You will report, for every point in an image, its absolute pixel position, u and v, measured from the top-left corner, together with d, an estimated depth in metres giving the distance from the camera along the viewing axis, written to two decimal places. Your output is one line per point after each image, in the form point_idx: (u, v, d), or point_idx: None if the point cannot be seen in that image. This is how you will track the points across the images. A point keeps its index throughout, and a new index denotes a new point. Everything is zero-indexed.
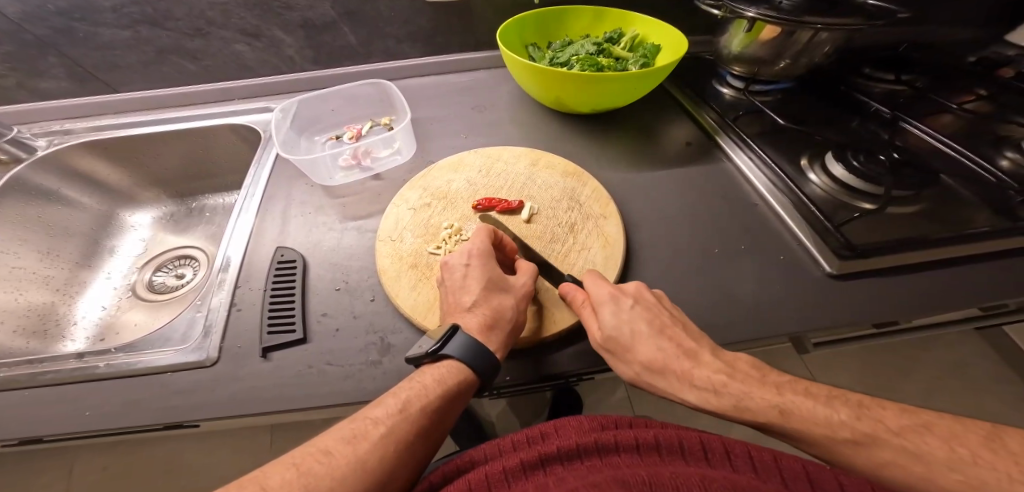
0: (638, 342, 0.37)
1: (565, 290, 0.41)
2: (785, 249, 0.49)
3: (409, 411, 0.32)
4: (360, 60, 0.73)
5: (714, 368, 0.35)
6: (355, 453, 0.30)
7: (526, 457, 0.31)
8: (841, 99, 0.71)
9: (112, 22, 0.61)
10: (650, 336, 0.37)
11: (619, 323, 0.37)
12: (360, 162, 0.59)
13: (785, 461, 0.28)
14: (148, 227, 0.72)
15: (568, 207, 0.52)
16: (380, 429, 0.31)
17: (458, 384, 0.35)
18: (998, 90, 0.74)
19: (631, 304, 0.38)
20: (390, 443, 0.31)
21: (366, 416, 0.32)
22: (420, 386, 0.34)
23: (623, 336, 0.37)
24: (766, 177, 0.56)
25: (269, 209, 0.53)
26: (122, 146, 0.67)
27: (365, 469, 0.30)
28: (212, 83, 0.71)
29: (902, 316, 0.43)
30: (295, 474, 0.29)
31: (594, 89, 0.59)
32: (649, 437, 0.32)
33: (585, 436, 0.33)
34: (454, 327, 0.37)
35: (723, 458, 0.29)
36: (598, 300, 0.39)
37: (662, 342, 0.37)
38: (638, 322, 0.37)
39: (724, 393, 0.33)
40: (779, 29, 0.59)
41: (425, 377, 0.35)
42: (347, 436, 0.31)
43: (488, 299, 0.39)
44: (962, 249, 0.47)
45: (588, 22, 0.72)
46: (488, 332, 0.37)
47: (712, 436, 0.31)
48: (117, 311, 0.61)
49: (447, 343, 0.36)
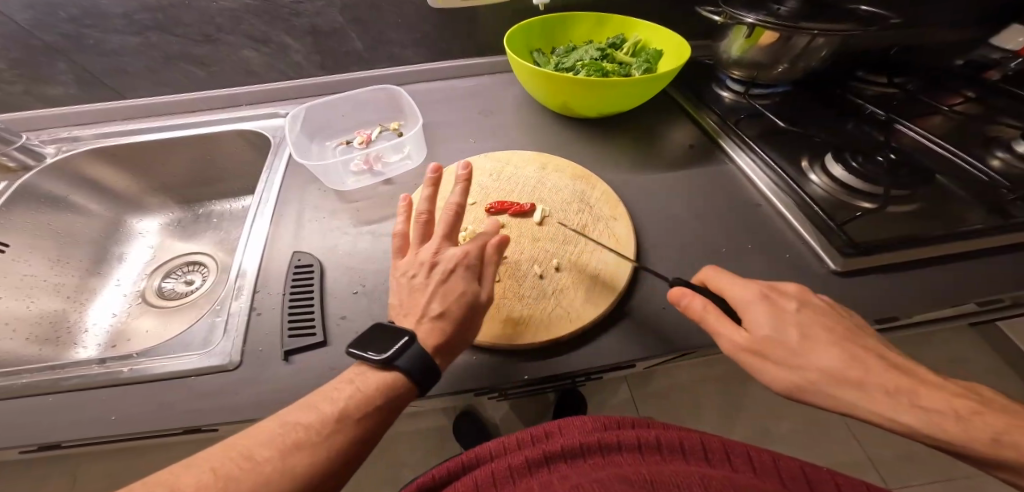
0: (813, 347, 0.34)
1: (678, 296, 0.37)
2: (789, 247, 0.51)
3: (345, 421, 0.31)
4: (367, 66, 0.74)
5: (933, 390, 0.31)
6: (283, 459, 0.28)
7: (531, 455, 0.33)
8: (837, 101, 0.73)
9: (121, 28, 0.61)
10: (827, 342, 0.34)
11: (783, 327, 0.34)
12: (371, 167, 0.60)
13: (784, 462, 0.29)
14: (156, 233, 0.72)
15: (579, 209, 0.53)
16: (313, 437, 0.30)
17: (398, 399, 0.34)
18: (984, 92, 0.77)
19: (795, 307, 0.36)
20: (323, 448, 0.30)
21: (295, 422, 0.30)
22: (360, 392, 0.33)
23: (790, 342, 0.34)
24: (769, 177, 0.58)
25: (283, 215, 0.54)
26: (131, 152, 0.67)
27: (289, 476, 0.28)
28: (220, 89, 0.71)
29: (903, 311, 0.45)
30: (211, 476, 0.27)
31: (601, 93, 0.60)
32: (651, 437, 0.33)
33: (588, 435, 0.34)
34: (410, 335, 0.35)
35: (723, 458, 0.30)
36: (747, 302, 0.36)
37: (844, 351, 0.33)
38: (810, 326, 0.35)
39: (964, 421, 0.29)
40: (777, 34, 0.61)
41: (367, 385, 0.33)
42: (270, 440, 0.29)
43: (451, 301, 0.38)
44: (962, 245, 0.49)
45: (591, 28, 0.74)
46: (440, 347, 0.36)
47: (713, 436, 0.32)
48: (128, 318, 0.61)
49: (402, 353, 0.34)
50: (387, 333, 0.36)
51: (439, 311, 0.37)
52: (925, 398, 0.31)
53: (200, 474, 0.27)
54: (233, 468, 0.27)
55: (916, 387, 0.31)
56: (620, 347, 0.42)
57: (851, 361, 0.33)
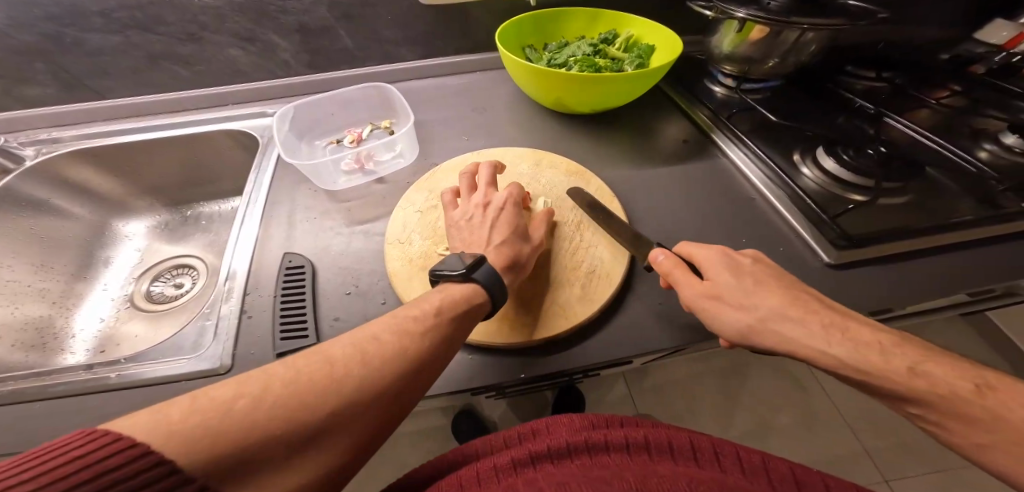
0: (761, 290, 0.35)
1: (655, 256, 0.41)
2: (783, 241, 0.51)
3: (413, 338, 0.32)
4: (357, 64, 0.73)
5: (875, 330, 0.32)
6: (352, 366, 0.28)
7: (517, 455, 0.32)
8: (827, 95, 0.74)
9: (101, 27, 0.59)
10: (778, 288, 0.35)
11: (738, 275, 0.36)
12: (363, 166, 0.59)
13: (772, 462, 0.30)
14: (143, 236, 0.70)
15: (574, 206, 0.53)
16: (385, 349, 0.30)
17: (457, 328, 0.35)
18: (970, 85, 0.78)
19: (749, 262, 0.38)
20: (389, 362, 0.30)
21: (372, 335, 0.31)
22: (417, 314, 0.34)
23: (746, 286, 0.36)
24: (761, 172, 0.58)
25: (273, 215, 0.53)
26: (116, 153, 0.65)
27: (358, 383, 0.28)
28: (206, 89, 0.69)
29: (896, 303, 0.45)
30: (293, 374, 0.27)
31: (594, 89, 0.60)
32: (639, 437, 0.33)
33: (576, 435, 0.34)
34: (481, 256, 0.40)
35: (711, 458, 0.31)
36: (709, 258, 0.39)
37: (795, 297, 0.35)
38: (760, 274, 0.37)
39: (895, 353, 0.30)
40: (767, 29, 0.61)
41: (437, 307, 0.35)
42: (349, 349, 0.30)
43: (511, 235, 0.44)
44: (953, 237, 0.49)
45: (583, 24, 0.73)
46: (506, 266, 0.42)
47: (702, 437, 0.33)
48: (116, 323, 0.60)
49: (476, 269, 0.39)
50: (460, 256, 0.41)
51: (500, 240, 0.43)
52: (865, 333, 0.31)
53: (282, 371, 0.27)
54: (309, 369, 0.27)
55: (860, 326, 0.32)
56: (618, 344, 0.42)
57: (798, 302, 0.34)
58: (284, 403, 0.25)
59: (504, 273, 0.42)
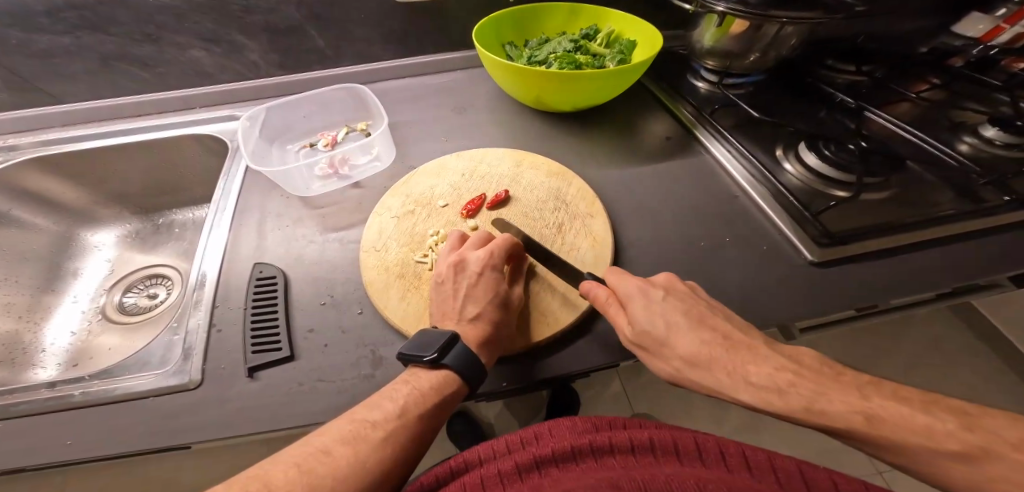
0: (675, 335, 0.36)
1: (587, 289, 0.40)
2: (766, 239, 0.50)
3: (408, 417, 0.32)
4: (331, 64, 0.71)
5: (772, 365, 0.33)
6: (356, 455, 0.29)
7: (520, 459, 0.31)
8: (810, 90, 0.73)
9: (48, 28, 0.56)
10: (689, 328, 0.36)
11: (652, 317, 0.36)
12: (337, 171, 0.57)
13: (779, 461, 0.28)
14: (113, 246, 0.67)
15: (555, 207, 0.52)
16: (380, 433, 0.31)
17: (452, 394, 0.35)
18: (949, 77, 0.79)
19: (662, 296, 0.38)
20: (386, 448, 0.31)
21: (362, 418, 0.31)
22: (417, 392, 0.34)
23: (659, 331, 0.36)
24: (745, 168, 0.57)
25: (243, 223, 0.51)
26: (78, 161, 0.62)
27: (361, 472, 0.29)
28: (172, 92, 0.67)
29: (881, 299, 0.45)
30: (299, 474, 0.28)
31: (573, 87, 0.58)
32: (644, 439, 0.32)
33: (580, 438, 0.33)
34: (453, 335, 0.37)
35: (717, 458, 0.29)
36: (626, 296, 0.38)
37: (704, 334, 0.36)
38: (672, 314, 0.36)
39: (790, 392, 0.31)
40: (748, 23, 0.61)
41: (422, 383, 0.35)
42: (345, 437, 0.30)
43: (487, 306, 0.40)
44: (933, 232, 0.49)
45: (564, 20, 0.72)
46: (482, 344, 0.38)
47: (707, 437, 0.32)
48: (89, 336, 0.57)
49: (447, 352, 0.36)
50: (430, 335, 0.37)
51: (475, 314, 0.39)
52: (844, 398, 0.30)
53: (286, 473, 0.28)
54: (313, 466, 0.28)
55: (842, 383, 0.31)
56: (600, 349, 0.41)
57: (708, 344, 0.35)
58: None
59: (479, 353, 0.38)
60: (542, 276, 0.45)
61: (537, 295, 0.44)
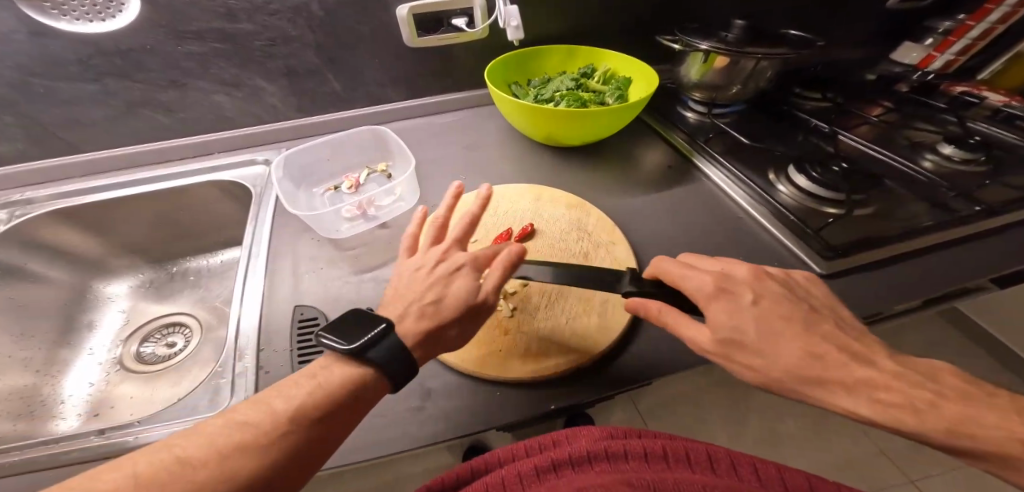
0: (772, 344, 0.35)
1: (633, 307, 0.39)
2: (775, 256, 0.54)
3: (309, 406, 0.29)
4: (345, 106, 0.73)
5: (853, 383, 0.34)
6: (240, 439, 0.26)
7: (539, 462, 0.34)
8: (787, 116, 0.81)
9: (77, 76, 0.57)
10: (786, 336, 0.36)
11: (737, 322, 0.36)
12: (364, 212, 0.58)
13: (788, 474, 0.31)
14: (127, 298, 0.66)
15: (577, 237, 0.55)
16: (277, 423, 0.28)
17: (363, 386, 0.32)
18: (900, 101, 0.88)
19: (750, 300, 0.38)
20: (284, 435, 0.27)
21: (265, 405, 0.29)
22: (325, 381, 0.31)
23: (744, 337, 0.35)
24: (743, 191, 0.62)
25: (278, 267, 0.52)
26: (96, 210, 0.61)
27: (249, 456, 0.26)
28: (191, 136, 0.68)
29: (883, 305, 0.49)
30: (169, 456, 0.25)
31: (584, 122, 0.63)
32: (657, 448, 0.34)
33: (596, 444, 0.35)
34: (379, 311, 0.35)
35: (728, 467, 0.32)
36: (705, 296, 0.38)
37: (802, 344, 0.35)
38: (763, 321, 0.36)
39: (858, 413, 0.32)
40: (729, 59, 0.68)
41: (335, 373, 0.32)
42: (238, 422, 0.28)
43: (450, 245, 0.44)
44: (917, 242, 0.55)
45: (563, 60, 0.77)
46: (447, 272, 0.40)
47: (717, 447, 0.34)
48: (108, 387, 0.56)
49: (367, 336, 0.33)
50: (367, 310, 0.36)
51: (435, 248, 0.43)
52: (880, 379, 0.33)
53: (188, 444, 0.26)
54: (213, 440, 0.26)
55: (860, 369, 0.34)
56: (637, 368, 0.43)
57: (810, 354, 0.34)
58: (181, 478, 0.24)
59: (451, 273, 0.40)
60: (581, 301, 0.47)
61: (569, 323, 0.45)
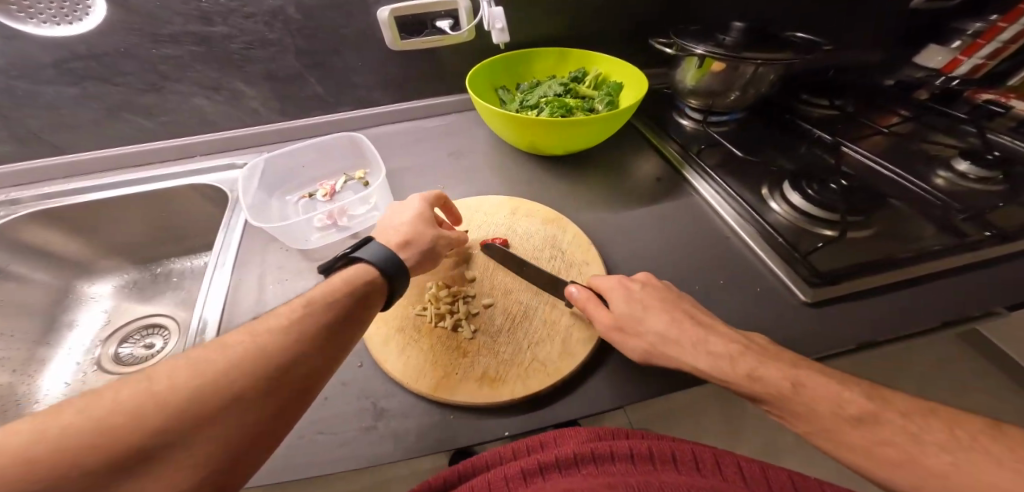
0: (672, 327, 0.39)
1: (569, 292, 0.45)
2: (759, 280, 0.52)
3: (310, 307, 0.34)
4: (328, 110, 0.72)
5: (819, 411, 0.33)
6: (255, 342, 0.30)
7: (525, 465, 0.33)
8: (790, 126, 0.76)
9: (56, 79, 0.57)
10: (676, 321, 0.40)
11: (630, 307, 0.41)
12: (336, 222, 0.57)
13: (772, 473, 0.31)
14: (110, 296, 0.66)
15: (551, 255, 0.53)
16: (283, 323, 0.32)
17: (364, 285, 0.38)
18: (918, 110, 0.83)
19: (639, 286, 0.44)
20: (292, 333, 0.31)
21: (268, 316, 0.33)
22: (323, 286, 0.36)
23: (651, 326, 0.40)
24: (732, 207, 0.59)
25: (244, 276, 0.51)
26: (79, 211, 0.62)
27: (264, 353, 0.29)
28: (173, 138, 0.68)
29: (873, 338, 0.46)
30: (185, 362, 0.28)
31: (566, 131, 0.60)
32: (644, 448, 0.33)
33: (583, 446, 0.34)
34: (367, 237, 0.42)
35: (714, 466, 0.32)
36: (605, 287, 0.44)
37: (711, 335, 0.38)
38: (657, 307, 0.41)
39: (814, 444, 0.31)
40: (726, 64, 0.64)
41: (334, 280, 0.37)
42: (242, 332, 0.31)
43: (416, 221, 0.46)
44: (918, 269, 0.51)
45: (554, 63, 0.75)
46: (404, 247, 0.43)
47: (705, 447, 0.33)
48: (83, 387, 0.57)
49: (361, 248, 0.41)
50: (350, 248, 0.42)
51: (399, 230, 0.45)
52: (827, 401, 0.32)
53: (196, 356, 0.29)
54: (224, 351, 0.29)
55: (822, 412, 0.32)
56: (600, 397, 0.41)
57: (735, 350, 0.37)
58: (145, 417, 0.24)
59: (402, 253, 0.43)
60: (545, 324, 0.46)
61: (530, 348, 0.44)
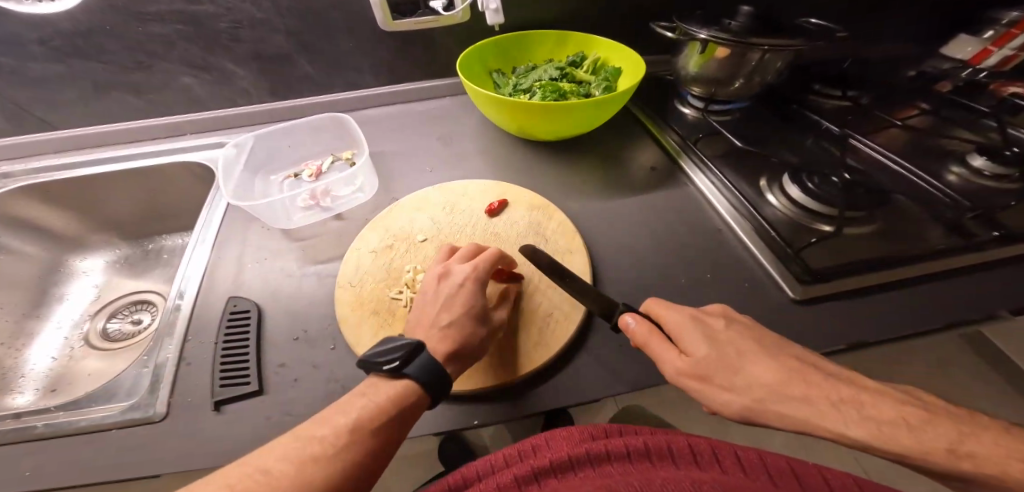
0: (747, 361, 0.34)
1: (626, 321, 0.39)
2: (749, 275, 0.50)
3: (360, 431, 0.30)
4: (319, 91, 0.71)
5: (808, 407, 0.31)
6: (299, 474, 0.27)
7: (519, 473, 0.30)
8: (796, 117, 0.73)
9: (42, 56, 0.57)
10: (761, 357, 0.35)
11: (717, 345, 0.35)
12: (319, 202, 0.57)
13: (771, 460, 0.28)
14: (100, 270, 0.67)
15: (534, 241, 0.52)
16: (328, 451, 0.29)
17: (414, 406, 0.33)
18: (938, 103, 0.78)
19: (723, 323, 0.37)
20: (337, 464, 0.28)
21: (313, 434, 0.30)
22: (373, 403, 0.32)
23: (728, 356, 0.35)
24: (727, 199, 0.57)
25: (223, 254, 0.51)
26: (69, 187, 0.63)
27: (306, 490, 0.27)
28: (162, 117, 0.67)
29: (867, 339, 0.44)
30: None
31: (556, 117, 0.59)
32: (639, 444, 0.31)
33: (577, 448, 0.31)
34: (419, 344, 0.35)
35: (711, 461, 0.29)
36: (676, 324, 0.38)
37: (773, 365, 0.34)
38: (740, 343, 0.36)
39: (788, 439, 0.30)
40: (730, 50, 0.61)
41: (381, 396, 0.33)
42: (290, 457, 0.28)
43: (463, 315, 0.39)
44: (919, 268, 0.48)
45: (551, 47, 0.72)
46: (452, 356, 0.37)
47: (700, 439, 0.31)
48: (71, 361, 0.57)
49: (410, 362, 0.34)
50: (393, 343, 0.36)
51: (448, 321, 0.39)
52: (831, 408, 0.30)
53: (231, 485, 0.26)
54: (255, 487, 0.26)
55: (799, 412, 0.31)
56: (575, 388, 0.40)
57: (783, 373, 0.33)
58: None
59: (448, 366, 0.36)
60: (523, 314, 0.44)
61: (506, 337, 0.42)
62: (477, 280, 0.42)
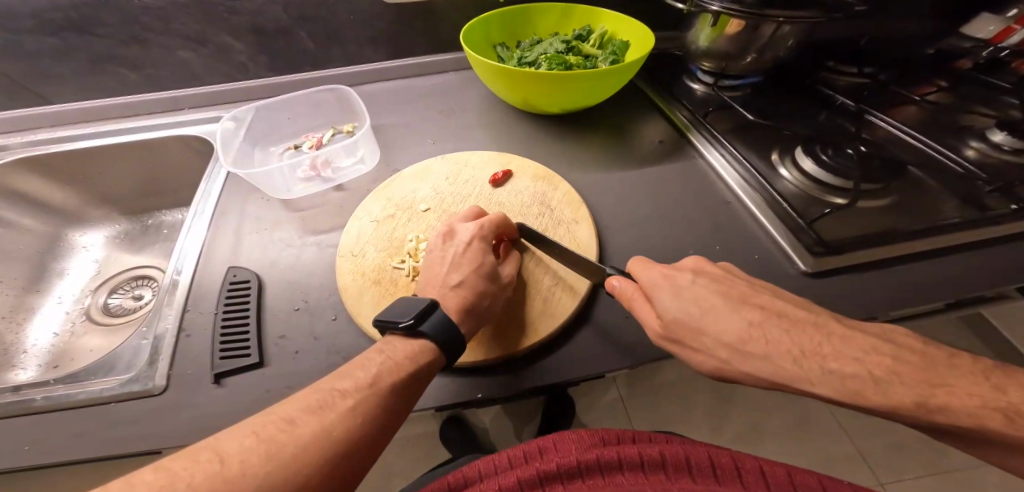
0: (710, 320, 0.33)
1: (612, 284, 0.38)
2: (760, 248, 0.48)
3: (379, 386, 0.30)
4: (320, 66, 0.70)
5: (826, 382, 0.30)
6: (322, 423, 0.26)
7: (524, 475, 0.29)
8: (808, 92, 0.72)
9: (35, 29, 0.56)
10: (730, 311, 0.33)
11: (681, 303, 0.34)
12: (319, 173, 0.56)
13: (801, 477, 0.26)
14: (100, 247, 0.67)
15: (538, 212, 0.50)
16: (349, 403, 0.28)
17: (429, 363, 0.33)
18: (956, 81, 0.76)
19: (691, 277, 0.36)
20: (358, 417, 0.28)
21: (334, 388, 0.29)
22: (391, 361, 0.32)
23: (692, 317, 0.33)
24: (738, 173, 0.55)
25: (222, 225, 0.50)
26: (67, 160, 0.62)
27: (331, 440, 0.26)
28: (159, 93, 0.66)
29: (883, 311, 0.43)
30: (254, 439, 0.24)
31: (562, 88, 0.57)
32: (653, 453, 0.30)
33: (586, 453, 0.31)
34: (433, 303, 0.36)
35: (732, 474, 0.27)
36: (650, 285, 0.36)
37: (749, 316, 0.33)
38: (706, 297, 0.34)
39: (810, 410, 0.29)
40: (743, 23, 0.59)
41: (397, 353, 0.33)
42: (312, 407, 0.27)
43: (473, 274, 0.40)
44: (937, 242, 0.47)
45: (556, 20, 0.70)
46: (463, 313, 0.37)
47: (722, 450, 0.29)
48: (72, 337, 0.57)
49: (425, 319, 0.35)
50: (408, 304, 0.36)
51: (457, 280, 0.39)
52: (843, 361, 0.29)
53: (245, 439, 0.25)
54: (279, 434, 0.25)
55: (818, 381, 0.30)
56: (582, 361, 0.39)
57: (755, 325, 0.32)
58: None
59: (461, 323, 0.37)
60: (526, 286, 0.43)
61: (511, 308, 0.41)
62: (482, 237, 0.42)
